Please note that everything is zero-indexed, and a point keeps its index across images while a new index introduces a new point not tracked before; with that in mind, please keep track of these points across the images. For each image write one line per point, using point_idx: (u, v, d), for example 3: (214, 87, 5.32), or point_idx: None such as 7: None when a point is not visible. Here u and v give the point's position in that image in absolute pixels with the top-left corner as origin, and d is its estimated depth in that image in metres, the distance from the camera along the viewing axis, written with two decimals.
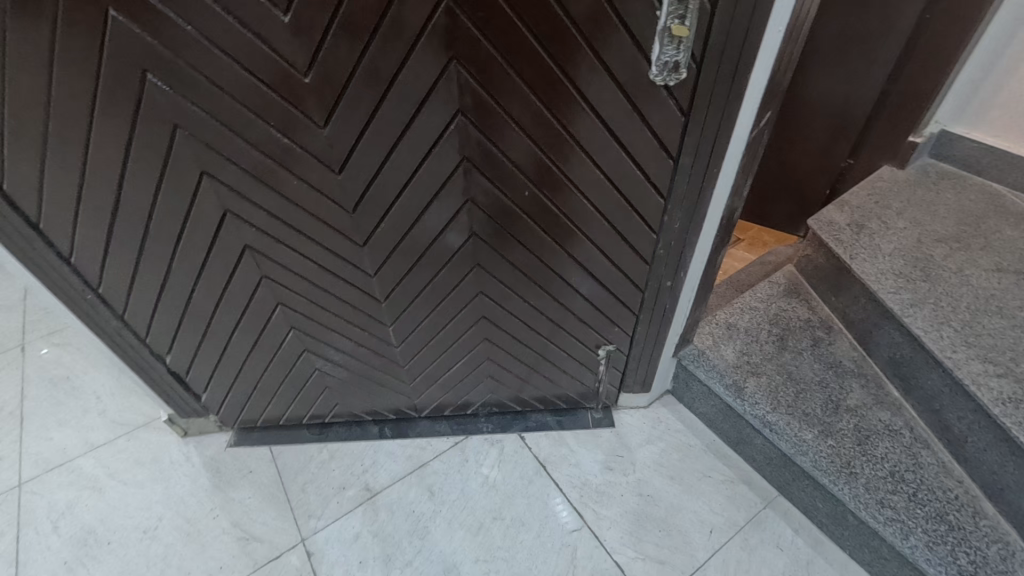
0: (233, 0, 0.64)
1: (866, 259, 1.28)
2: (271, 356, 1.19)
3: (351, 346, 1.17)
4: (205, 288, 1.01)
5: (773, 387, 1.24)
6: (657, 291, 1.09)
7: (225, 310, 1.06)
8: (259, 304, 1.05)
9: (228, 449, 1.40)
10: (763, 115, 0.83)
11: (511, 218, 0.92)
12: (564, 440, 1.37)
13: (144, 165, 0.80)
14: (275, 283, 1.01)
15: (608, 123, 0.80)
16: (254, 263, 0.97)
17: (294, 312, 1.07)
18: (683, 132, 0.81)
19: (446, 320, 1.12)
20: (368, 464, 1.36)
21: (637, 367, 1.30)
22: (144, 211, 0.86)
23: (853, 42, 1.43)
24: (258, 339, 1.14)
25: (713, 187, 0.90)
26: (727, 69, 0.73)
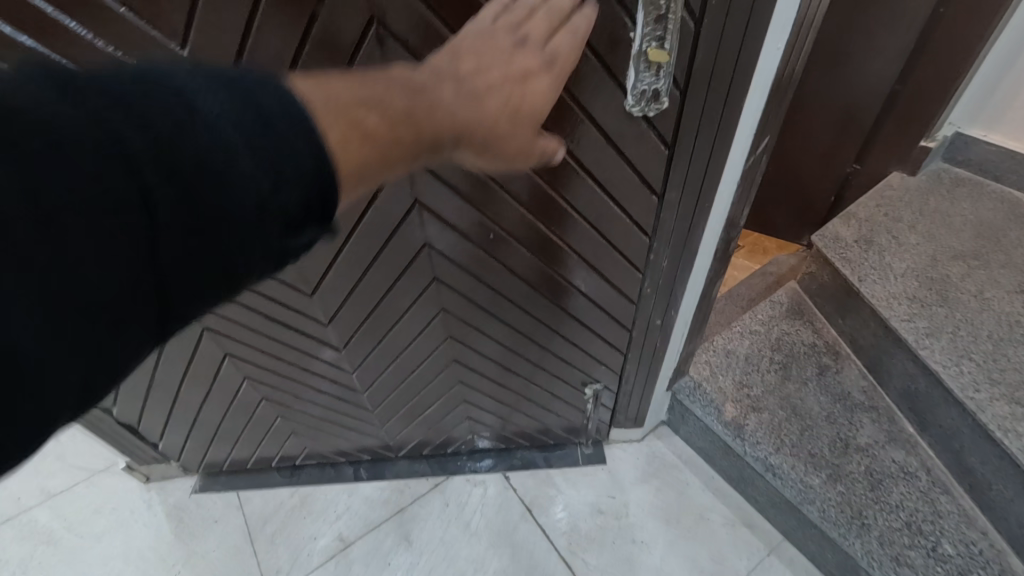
0: (111, 33, 0.52)
1: (877, 281, 1.16)
2: (226, 405, 1.09)
3: (314, 394, 1.07)
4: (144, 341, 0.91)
5: (776, 424, 1.14)
6: (646, 329, 0.98)
7: (169, 363, 0.96)
8: (205, 356, 0.95)
9: (193, 495, 1.31)
10: (759, 141, 0.72)
11: (477, 262, 0.81)
12: (552, 480, 1.28)
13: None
14: (218, 334, 0.91)
15: (580, 159, 0.69)
16: None
17: (244, 362, 0.97)
18: (669, 166, 0.70)
19: (416, 365, 1.02)
20: (341, 510, 1.27)
21: (628, 403, 1.20)
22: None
23: (857, 39, 1.27)
24: (209, 390, 1.04)
25: (705, 220, 0.79)
26: (717, 95, 0.62)
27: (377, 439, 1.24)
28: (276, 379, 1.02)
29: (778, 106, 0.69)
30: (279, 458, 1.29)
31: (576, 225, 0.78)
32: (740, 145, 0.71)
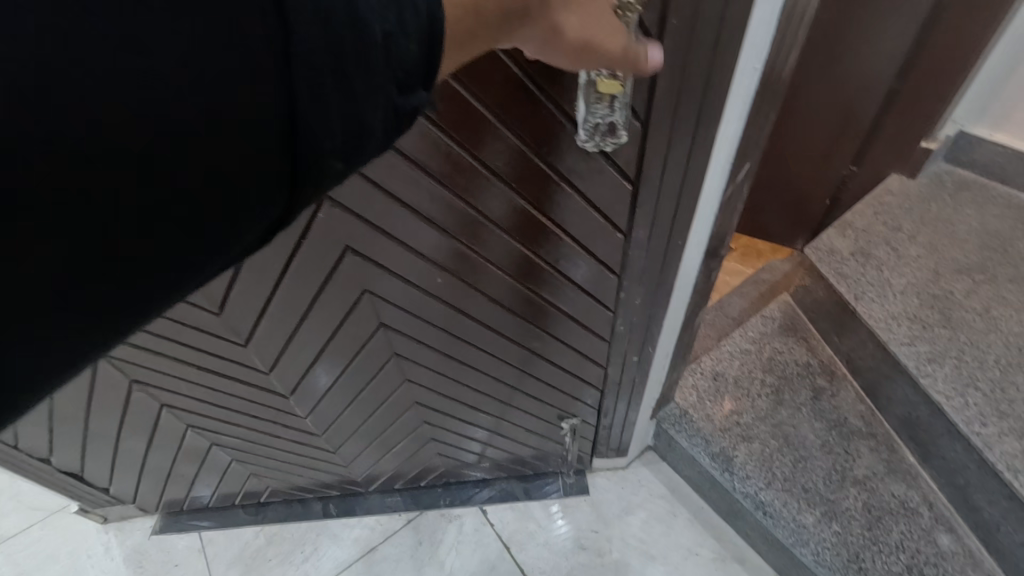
0: None
1: (874, 299, 1.08)
2: (173, 452, 1.01)
3: (267, 438, 0.99)
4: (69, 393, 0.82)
5: (767, 455, 1.06)
6: (622, 364, 0.91)
7: (103, 414, 0.88)
8: (140, 406, 0.87)
9: (153, 537, 1.24)
10: (739, 168, 0.64)
11: (427, 305, 0.73)
12: (531, 514, 1.21)
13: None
14: (149, 385, 0.83)
15: (531, 196, 0.60)
16: (115, 368, 0.78)
17: (184, 411, 0.89)
18: (635, 201, 0.62)
19: (375, 407, 0.94)
20: (308, 551, 1.21)
21: (609, 434, 1.12)
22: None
23: (853, 30, 1.16)
24: (151, 438, 0.96)
25: (680, 254, 0.71)
26: (685, 125, 0.54)
27: (343, 477, 1.16)
28: (221, 425, 0.94)
29: (759, 131, 0.60)
30: (243, 496, 1.22)
31: (534, 265, 0.70)
32: (715, 177, 0.62)
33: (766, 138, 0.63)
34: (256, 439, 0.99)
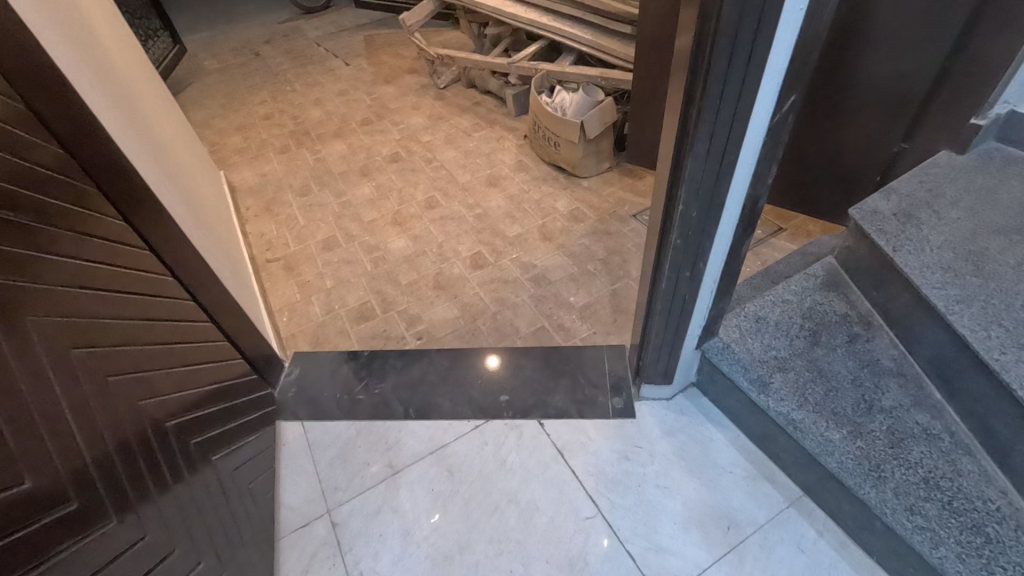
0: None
1: (911, 252, 1.19)
2: (224, 361, 1.30)
3: (228, 434, 1.25)
4: (165, 307, 1.12)
5: (802, 384, 1.19)
6: (680, 312, 1.13)
7: (188, 336, 1.17)
8: (179, 356, 1.13)
9: (293, 389, 1.58)
10: (786, 99, 0.79)
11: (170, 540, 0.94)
12: (583, 429, 1.38)
13: (121, 259, 1.01)
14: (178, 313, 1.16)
15: None
16: (160, 297, 1.11)
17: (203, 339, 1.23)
18: (697, 122, 0.80)
19: (221, 502, 1.13)
20: (391, 442, 1.41)
21: (640, 349, 1.28)
22: (138, 261, 1.06)
23: (919, 25, 1.37)
24: (211, 353, 1.25)
25: (728, 186, 0.88)
26: (745, 40, 0.70)
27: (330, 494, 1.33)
28: (199, 419, 1.15)
29: (801, 62, 0.75)
30: (363, 387, 1.56)
31: None
32: (763, 107, 0.78)
33: (811, 75, 0.79)
34: (227, 436, 1.23)
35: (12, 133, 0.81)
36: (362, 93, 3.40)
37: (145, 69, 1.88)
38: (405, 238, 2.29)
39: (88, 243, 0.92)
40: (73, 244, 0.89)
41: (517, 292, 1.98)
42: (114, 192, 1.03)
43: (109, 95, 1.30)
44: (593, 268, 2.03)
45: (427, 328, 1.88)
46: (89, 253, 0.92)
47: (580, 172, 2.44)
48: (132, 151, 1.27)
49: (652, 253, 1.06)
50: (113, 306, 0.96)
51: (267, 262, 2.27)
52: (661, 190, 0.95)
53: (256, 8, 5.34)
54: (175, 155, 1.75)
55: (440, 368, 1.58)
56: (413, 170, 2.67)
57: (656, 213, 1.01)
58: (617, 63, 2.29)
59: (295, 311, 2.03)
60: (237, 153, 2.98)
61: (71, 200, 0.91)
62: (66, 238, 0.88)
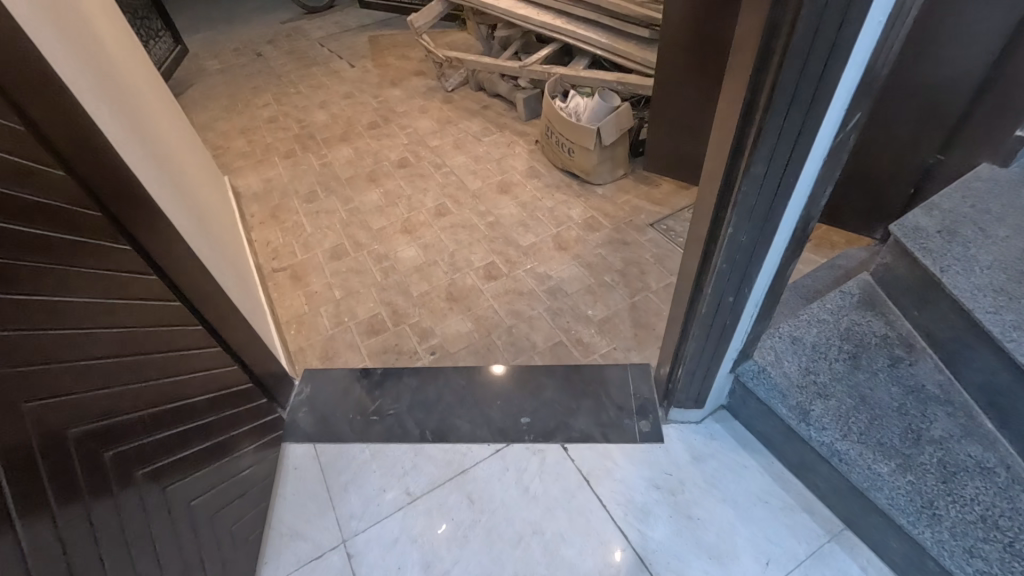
0: None
1: (959, 273, 1.13)
2: (232, 387, 1.24)
3: (228, 468, 1.19)
4: (174, 335, 1.05)
5: (844, 412, 1.13)
6: (720, 337, 1.07)
7: (196, 364, 1.11)
8: (184, 386, 1.07)
9: (303, 409, 1.51)
10: (851, 117, 0.73)
11: None
12: (610, 454, 1.32)
13: (129, 290, 0.95)
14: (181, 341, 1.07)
15: None
16: (163, 327, 1.02)
17: (206, 367, 1.15)
18: (756, 142, 0.73)
19: (189, 556, 1.02)
20: (407, 467, 1.35)
21: (671, 372, 1.23)
22: (147, 289, 0.99)
23: (960, 32, 1.31)
24: (218, 380, 1.19)
25: (783, 209, 0.81)
26: (819, 56, 0.64)
27: (344, 523, 1.26)
28: (185, 460, 1.05)
29: (874, 78, 0.69)
30: (376, 407, 1.49)
31: None
32: (828, 126, 0.72)
33: (878, 91, 0.72)
34: (224, 472, 1.17)
35: (8, 162, 0.74)
36: (367, 95, 3.34)
37: (148, 75, 1.82)
38: (415, 247, 2.23)
39: (90, 276, 0.86)
40: (57, 276, 0.80)
41: (533, 304, 1.91)
42: (122, 210, 0.96)
43: (114, 106, 1.24)
44: (611, 280, 1.97)
45: (440, 342, 1.82)
46: (91, 286, 0.86)
47: (594, 180, 2.38)
48: (138, 165, 1.21)
49: (690, 275, 1.00)
50: (97, 344, 0.86)
51: (273, 272, 2.20)
52: (706, 211, 0.89)
53: (257, 8, 5.27)
54: (181, 164, 1.69)
55: (457, 387, 1.51)
56: (422, 176, 2.61)
57: (697, 235, 0.95)
58: (634, 67, 2.23)
59: (303, 323, 1.97)
60: (241, 157, 2.91)
61: (68, 225, 0.83)
62: (60, 275, 0.80)
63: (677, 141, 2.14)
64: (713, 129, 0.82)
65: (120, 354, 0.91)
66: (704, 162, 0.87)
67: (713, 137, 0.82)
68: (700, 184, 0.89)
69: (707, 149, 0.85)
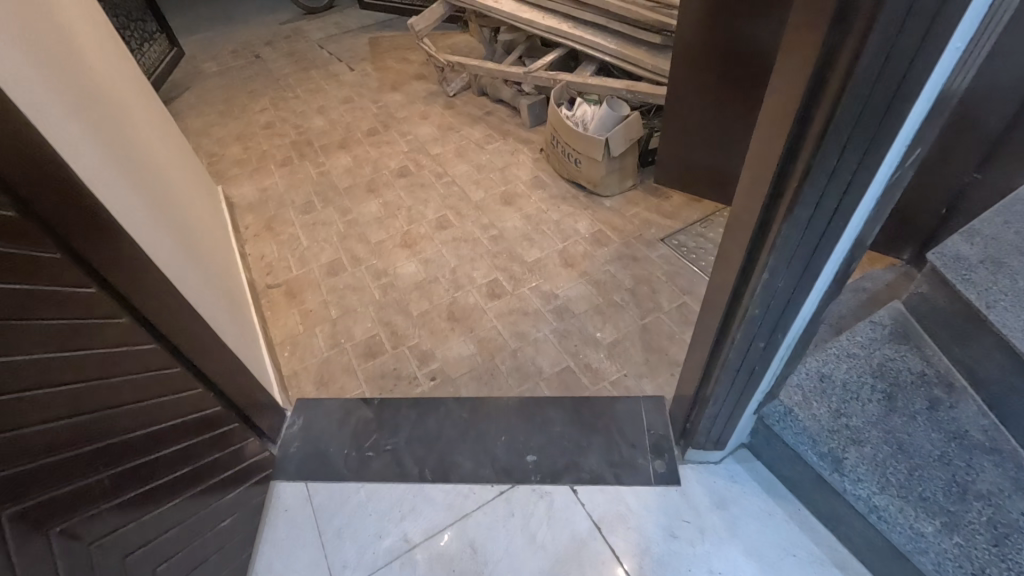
0: None
1: (1008, 309, 1.03)
2: (213, 429, 1.15)
3: (201, 520, 1.09)
4: (145, 383, 0.96)
5: (881, 461, 1.04)
6: (747, 381, 0.97)
7: (171, 412, 1.02)
8: (154, 439, 0.98)
9: (295, 444, 1.42)
10: (912, 153, 0.63)
11: None
12: (622, 497, 1.23)
13: (94, 339, 0.85)
14: (155, 388, 0.98)
15: None
16: (134, 375, 0.93)
17: (183, 412, 1.06)
18: (804, 181, 0.64)
19: None
20: (406, 510, 1.27)
21: (690, 412, 1.14)
22: (116, 335, 0.90)
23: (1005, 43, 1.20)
24: (196, 425, 1.10)
25: (829, 253, 0.72)
26: (887, 88, 0.54)
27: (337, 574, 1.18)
28: (151, 519, 0.96)
29: (944, 110, 0.59)
30: (372, 442, 1.41)
31: None
32: (887, 165, 0.62)
33: (944, 123, 0.63)
34: (194, 527, 1.08)
35: None
36: (367, 100, 3.24)
37: (136, 84, 1.73)
38: (415, 262, 2.14)
39: (46, 329, 0.77)
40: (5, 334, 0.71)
41: (539, 326, 1.82)
42: (94, 246, 0.87)
43: (92, 126, 1.15)
44: (620, 299, 1.87)
45: (441, 367, 1.73)
46: (46, 340, 0.77)
47: (602, 191, 2.28)
48: (119, 190, 1.12)
49: (716, 316, 0.91)
50: (46, 409, 0.76)
51: (267, 288, 2.11)
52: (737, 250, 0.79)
53: (256, 8, 5.17)
54: (169, 180, 1.60)
55: (459, 420, 1.42)
56: (423, 186, 2.51)
57: (725, 273, 0.85)
58: (645, 74, 2.13)
59: (297, 344, 1.88)
60: (236, 165, 2.82)
61: (25, 274, 0.74)
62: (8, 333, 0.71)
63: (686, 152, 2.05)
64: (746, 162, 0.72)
65: (76, 414, 0.81)
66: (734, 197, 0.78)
67: (746, 170, 0.73)
68: (729, 220, 0.80)
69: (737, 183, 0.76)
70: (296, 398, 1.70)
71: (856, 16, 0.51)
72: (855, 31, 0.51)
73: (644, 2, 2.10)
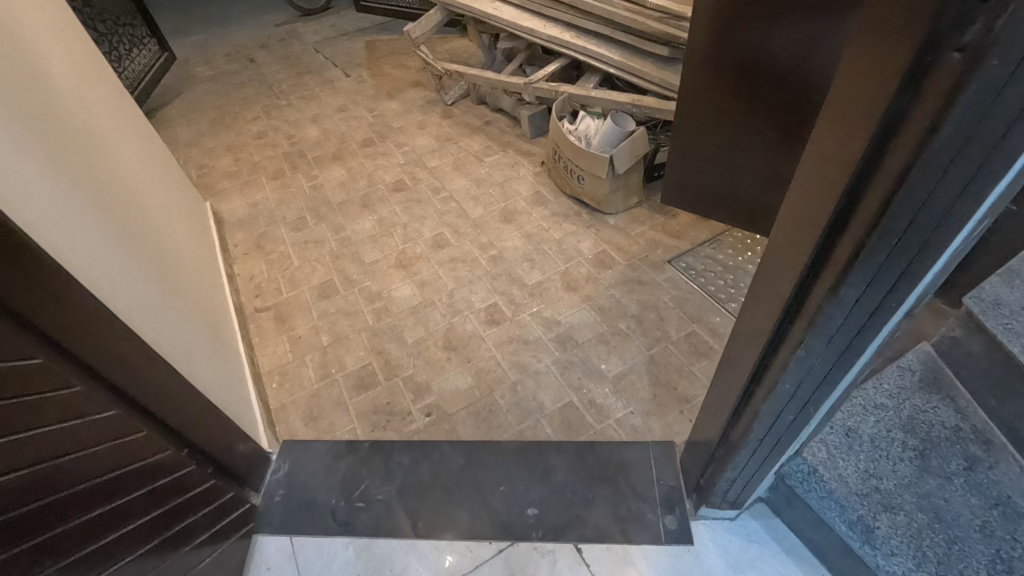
0: None
1: None
2: (186, 491, 1.05)
3: None
4: (106, 455, 0.87)
5: (915, 532, 0.95)
6: (771, 450, 0.88)
7: (136, 483, 0.93)
8: (113, 518, 0.89)
9: (280, 492, 1.33)
10: (984, 228, 0.53)
11: None
12: (630, 558, 1.15)
13: (38, 420, 0.76)
14: (113, 459, 0.89)
15: None
16: (87, 450, 0.84)
17: (148, 480, 0.96)
18: (854, 261, 0.54)
19: None
20: (397, 570, 1.18)
21: (707, 471, 1.06)
22: (68, 407, 0.81)
23: None
24: (166, 492, 1.00)
25: (875, 333, 0.62)
26: (967, 167, 0.44)
27: None
28: None
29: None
30: (362, 490, 1.32)
31: None
32: (956, 245, 0.52)
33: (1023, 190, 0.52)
34: None
35: None
36: (362, 109, 3.14)
37: (114, 102, 1.64)
38: (410, 285, 2.04)
39: None
40: None
41: (540, 356, 1.73)
42: (36, 309, 0.77)
43: (54, 162, 1.06)
44: (626, 327, 1.78)
45: (437, 401, 1.64)
46: None
47: (605, 209, 2.19)
48: (85, 232, 1.03)
49: (739, 382, 0.82)
50: None
51: (256, 312, 2.02)
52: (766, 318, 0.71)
53: (250, 10, 5.06)
54: (148, 206, 1.51)
55: (455, 468, 1.33)
56: (419, 201, 2.42)
57: (750, 338, 0.76)
58: (651, 87, 2.03)
59: (286, 374, 1.78)
60: (226, 178, 2.72)
61: None
62: None
63: (685, 167, 1.85)
64: (778, 224, 0.64)
65: (10, 510, 0.72)
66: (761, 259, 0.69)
67: (778, 233, 0.64)
68: (756, 281, 0.71)
69: (767, 245, 0.67)
70: (284, 434, 1.61)
71: (932, 83, 0.42)
72: (930, 101, 0.42)
73: (650, 12, 2.00)
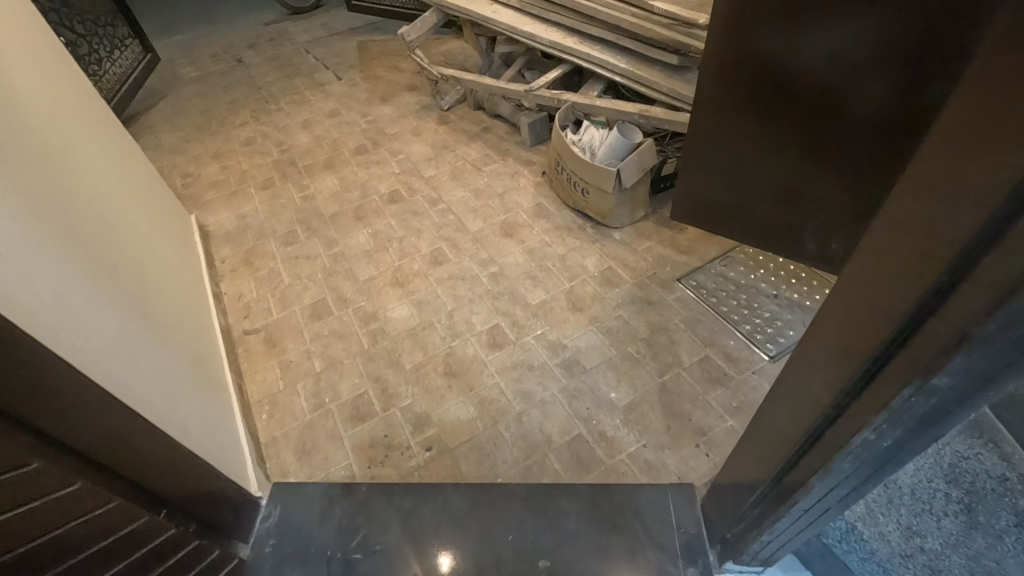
0: None
1: None
2: (168, 558, 0.96)
3: None
4: (70, 538, 0.77)
5: None
6: (816, 518, 0.80)
7: (107, 561, 0.84)
8: None
9: (271, 541, 1.24)
10: None
11: None
12: None
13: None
14: (80, 538, 0.79)
15: None
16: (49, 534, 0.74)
17: (123, 555, 0.86)
18: (954, 349, 0.46)
19: None
20: None
21: (737, 526, 0.99)
22: (26, 489, 0.71)
23: None
24: (145, 563, 0.91)
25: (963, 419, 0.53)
26: None
27: None
28: None
29: None
30: (360, 539, 1.23)
31: None
32: None
33: None
34: None
35: None
36: (355, 113, 3.03)
37: (89, 115, 1.53)
38: (407, 305, 1.94)
39: None
40: None
41: (546, 384, 1.64)
42: None
43: (19, 195, 0.96)
44: (636, 352, 1.69)
45: (438, 434, 1.55)
46: None
47: (611, 223, 2.10)
48: (50, 274, 0.93)
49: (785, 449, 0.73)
50: None
51: (244, 334, 1.91)
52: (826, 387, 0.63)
53: (237, 8, 4.91)
54: (127, 231, 1.41)
55: (459, 514, 1.25)
56: (415, 214, 2.32)
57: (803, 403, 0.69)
58: (659, 97, 1.94)
59: (277, 404, 1.68)
60: (212, 187, 2.60)
61: None
62: None
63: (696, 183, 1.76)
64: (850, 289, 0.56)
65: None
66: (823, 321, 0.62)
67: (849, 299, 0.56)
68: (814, 343, 0.64)
69: (833, 307, 0.60)
70: (275, 470, 1.51)
71: None
72: None
73: (658, 19, 1.90)
